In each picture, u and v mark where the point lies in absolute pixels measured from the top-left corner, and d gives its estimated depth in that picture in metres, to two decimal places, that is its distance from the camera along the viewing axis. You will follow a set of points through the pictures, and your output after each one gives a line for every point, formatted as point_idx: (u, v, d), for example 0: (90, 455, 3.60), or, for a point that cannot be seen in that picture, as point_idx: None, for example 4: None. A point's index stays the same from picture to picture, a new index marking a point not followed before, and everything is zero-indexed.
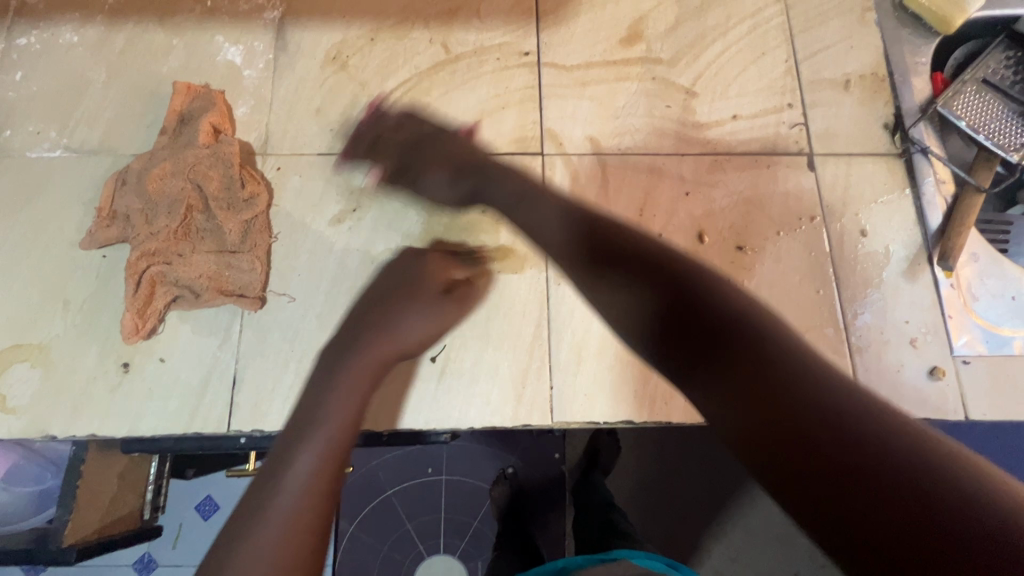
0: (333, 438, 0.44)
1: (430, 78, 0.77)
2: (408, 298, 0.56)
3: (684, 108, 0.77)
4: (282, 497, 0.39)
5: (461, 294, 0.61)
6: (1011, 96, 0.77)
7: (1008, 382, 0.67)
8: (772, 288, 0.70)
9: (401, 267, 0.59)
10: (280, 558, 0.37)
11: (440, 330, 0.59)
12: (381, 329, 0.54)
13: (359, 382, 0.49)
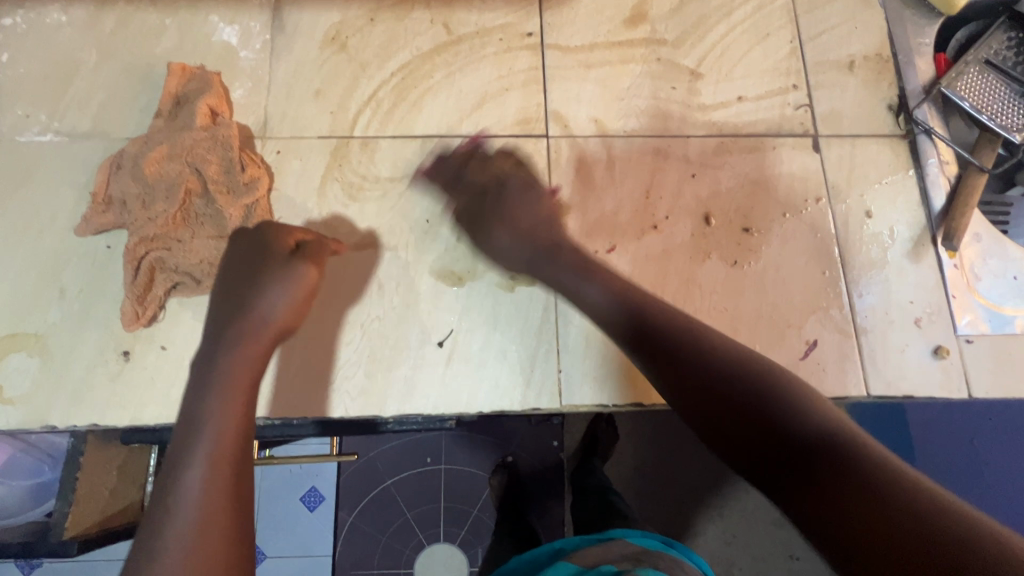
0: (225, 427, 0.47)
1: (432, 59, 0.75)
2: (254, 280, 0.58)
3: (689, 90, 0.76)
4: (183, 496, 0.42)
5: (312, 251, 0.63)
6: (1013, 77, 0.77)
7: (1010, 360, 0.68)
8: (778, 270, 0.70)
9: (242, 249, 0.61)
10: (196, 536, 0.41)
11: (308, 290, 0.61)
12: (242, 317, 0.56)
13: (239, 376, 0.52)
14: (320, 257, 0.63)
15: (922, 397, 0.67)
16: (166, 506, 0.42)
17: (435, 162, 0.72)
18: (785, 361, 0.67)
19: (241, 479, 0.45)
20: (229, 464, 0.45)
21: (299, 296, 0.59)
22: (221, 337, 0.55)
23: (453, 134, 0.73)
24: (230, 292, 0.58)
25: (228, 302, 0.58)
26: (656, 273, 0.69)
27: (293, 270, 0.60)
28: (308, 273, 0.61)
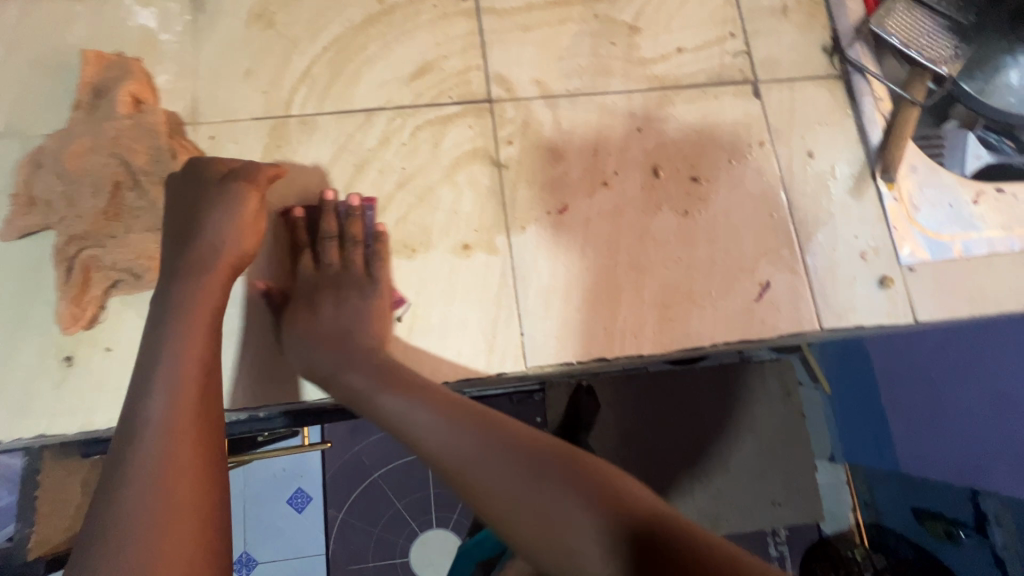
0: (175, 379, 0.49)
1: (366, 29, 0.73)
2: (199, 220, 0.58)
3: (629, 45, 0.76)
4: (144, 431, 0.46)
5: (245, 174, 0.61)
6: (938, 12, 0.80)
7: (951, 283, 0.71)
8: (728, 217, 0.71)
9: (178, 190, 0.60)
10: (162, 464, 0.44)
11: (253, 214, 0.60)
12: (193, 255, 0.57)
13: (195, 309, 0.54)
14: (255, 177, 0.60)
15: (871, 326, 0.69)
16: (130, 438, 0.46)
17: (377, 135, 0.70)
18: (741, 305, 0.68)
19: (203, 410, 0.49)
20: (188, 398, 0.49)
21: (244, 221, 0.59)
22: (174, 275, 0.55)
23: (394, 105, 0.71)
24: (179, 236, 0.58)
25: (178, 245, 0.58)
26: (610, 229, 0.69)
27: (232, 201, 0.59)
28: (247, 201, 0.59)
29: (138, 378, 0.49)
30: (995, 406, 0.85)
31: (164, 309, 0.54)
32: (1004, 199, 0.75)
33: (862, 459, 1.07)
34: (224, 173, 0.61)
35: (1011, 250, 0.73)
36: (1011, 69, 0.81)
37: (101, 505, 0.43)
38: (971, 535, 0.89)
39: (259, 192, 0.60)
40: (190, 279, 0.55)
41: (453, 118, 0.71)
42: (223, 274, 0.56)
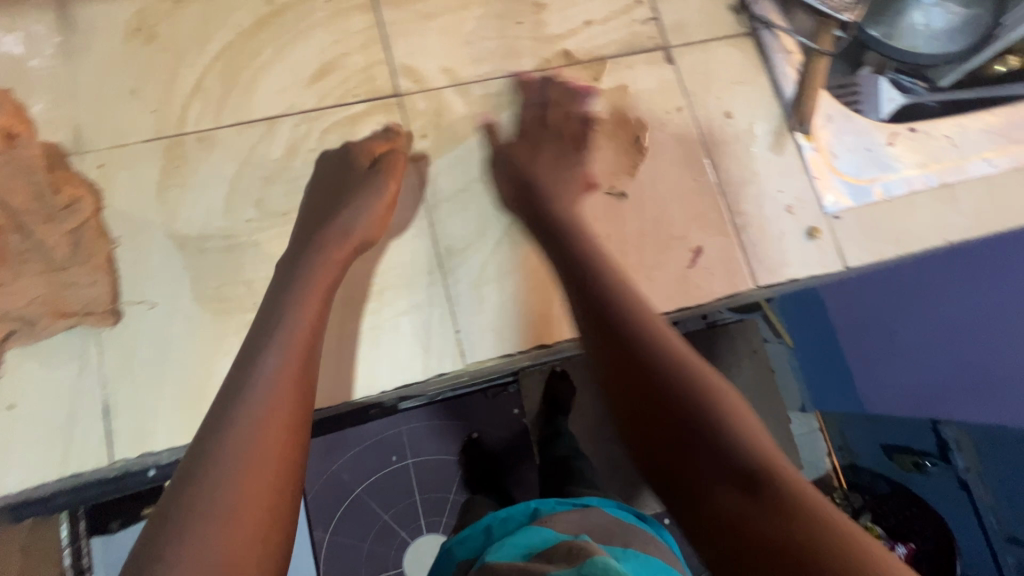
0: (295, 342, 0.48)
1: (257, 33, 0.69)
2: (337, 197, 0.62)
3: (535, 23, 0.74)
4: (260, 377, 0.45)
5: (389, 165, 0.64)
6: None
7: (876, 226, 0.72)
8: (653, 186, 0.71)
9: (328, 168, 0.65)
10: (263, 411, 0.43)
11: (385, 204, 0.63)
12: (329, 228, 0.60)
13: (314, 281, 0.55)
14: (396, 170, 0.64)
15: (803, 278, 0.70)
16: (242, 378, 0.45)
17: (283, 144, 0.66)
18: (675, 273, 0.68)
19: (306, 369, 0.48)
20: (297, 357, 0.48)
21: (376, 209, 0.62)
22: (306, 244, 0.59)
23: (297, 110, 0.68)
24: (316, 206, 0.63)
25: (313, 212, 0.62)
26: None
27: (371, 186, 0.62)
28: (384, 187, 0.63)
29: (258, 332, 0.49)
30: (947, 334, 0.89)
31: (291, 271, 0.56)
32: (917, 137, 0.77)
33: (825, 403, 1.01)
34: (369, 163, 0.65)
35: (929, 186, 0.75)
36: (914, 12, 0.85)
37: (208, 426, 0.42)
38: (937, 464, 0.90)
39: (395, 185, 0.63)
40: (321, 249, 0.58)
41: (362, 117, 0.68)
42: (345, 252, 0.59)
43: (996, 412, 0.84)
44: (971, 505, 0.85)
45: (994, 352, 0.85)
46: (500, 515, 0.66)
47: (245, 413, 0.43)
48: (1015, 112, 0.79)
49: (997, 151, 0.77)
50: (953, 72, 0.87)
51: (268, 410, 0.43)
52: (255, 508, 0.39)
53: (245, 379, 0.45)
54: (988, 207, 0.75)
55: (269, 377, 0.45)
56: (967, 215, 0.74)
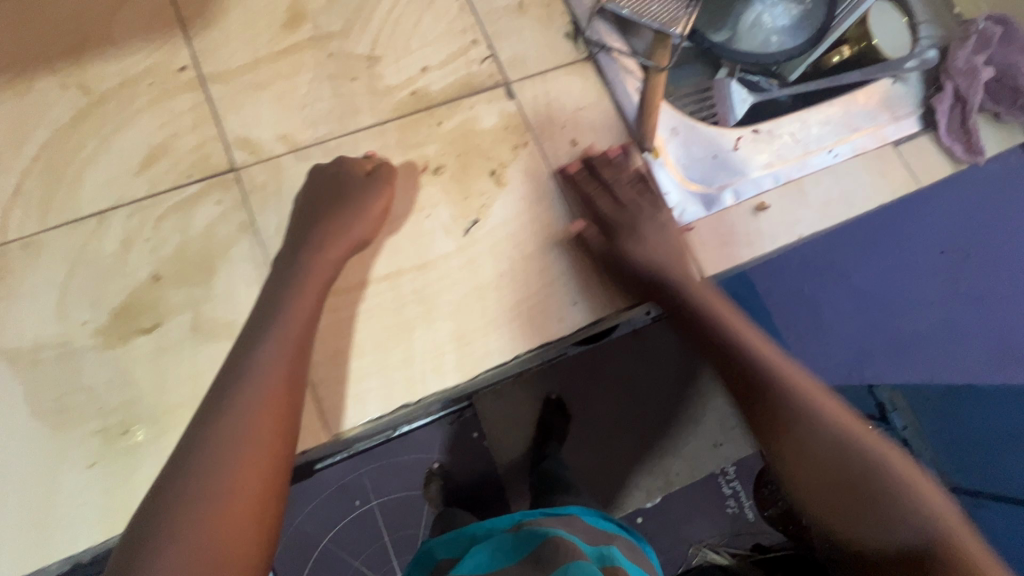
0: (287, 334, 0.56)
1: (78, 127, 0.67)
2: (333, 204, 0.65)
3: (371, 77, 0.74)
4: (255, 366, 0.53)
5: (386, 172, 0.68)
6: None
7: (728, 232, 0.74)
8: (506, 224, 0.71)
9: (327, 169, 0.67)
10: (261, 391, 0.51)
11: (381, 209, 0.66)
12: (325, 225, 0.64)
13: (312, 280, 0.61)
14: (391, 178, 0.68)
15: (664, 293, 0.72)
16: (237, 367, 0.53)
17: (115, 238, 0.64)
18: (536, 307, 0.69)
19: (299, 357, 0.55)
20: (290, 348, 0.55)
21: (371, 213, 0.65)
22: (303, 244, 0.63)
23: (128, 200, 0.66)
24: (311, 208, 0.65)
25: (308, 215, 0.65)
26: (389, 269, 0.67)
27: (366, 195, 0.66)
28: (378, 197, 0.66)
29: (251, 331, 0.56)
30: (859, 304, 0.87)
31: (287, 274, 0.61)
32: (761, 138, 0.79)
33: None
34: (363, 172, 0.67)
35: (777, 184, 0.77)
36: (760, 8, 0.88)
37: (214, 402, 0.51)
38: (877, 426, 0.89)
39: (390, 191, 0.67)
40: (318, 247, 0.62)
41: (197, 197, 0.67)
42: (337, 251, 0.63)
43: (919, 368, 0.86)
44: None
45: (909, 313, 0.87)
46: (483, 523, 0.62)
47: (243, 396, 0.51)
48: (849, 102, 0.83)
49: (838, 141, 0.80)
50: (801, 64, 0.90)
51: (260, 397, 0.51)
52: (244, 488, 0.46)
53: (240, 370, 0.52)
54: (835, 197, 0.78)
55: (263, 365, 0.53)
56: (816, 208, 0.77)
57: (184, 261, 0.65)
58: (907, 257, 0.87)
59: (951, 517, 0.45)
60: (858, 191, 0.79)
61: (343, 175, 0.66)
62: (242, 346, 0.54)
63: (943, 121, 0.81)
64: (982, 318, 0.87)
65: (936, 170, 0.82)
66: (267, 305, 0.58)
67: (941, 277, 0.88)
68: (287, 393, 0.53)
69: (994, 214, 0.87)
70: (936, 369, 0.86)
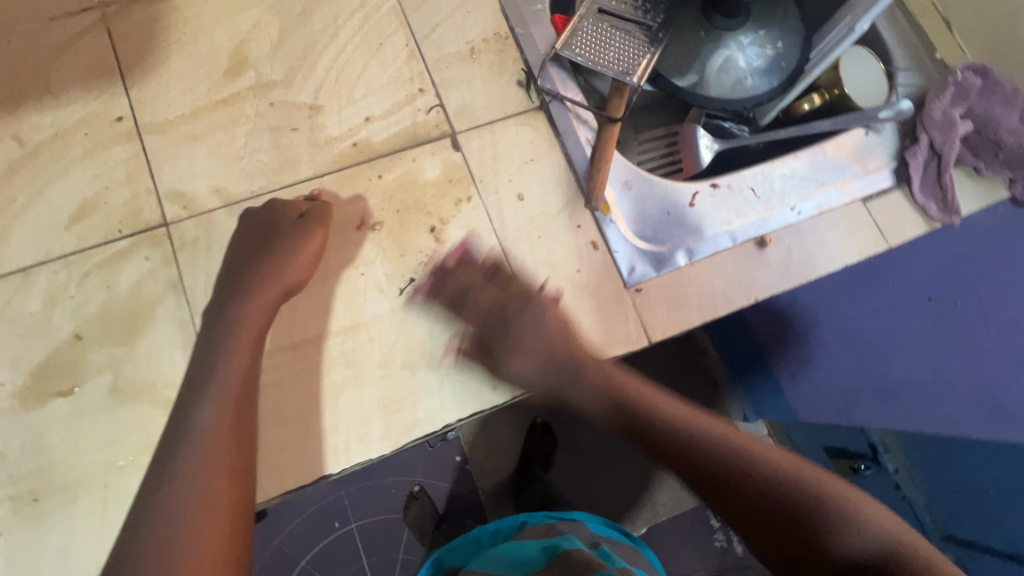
0: (225, 391, 0.56)
1: (9, 179, 0.66)
2: (264, 249, 0.64)
3: (312, 127, 0.72)
4: (196, 429, 0.53)
5: (319, 212, 0.67)
6: (624, 17, 0.78)
7: (681, 294, 0.71)
8: (443, 284, 0.69)
9: (261, 214, 0.67)
10: (203, 454, 0.52)
11: (313, 251, 0.65)
12: (257, 271, 0.64)
13: (243, 326, 0.61)
14: (325, 218, 0.67)
15: (606, 359, 0.69)
16: (184, 426, 0.54)
17: (40, 296, 0.63)
18: (471, 372, 0.67)
19: (243, 408, 0.56)
20: (232, 401, 0.55)
21: (302, 255, 0.65)
22: (235, 292, 0.63)
23: (56, 256, 0.65)
24: (244, 255, 0.65)
25: (241, 262, 0.65)
26: (318, 331, 0.66)
27: (299, 238, 0.65)
28: (311, 240, 0.65)
29: (190, 389, 0.57)
30: (844, 340, 0.90)
31: (218, 323, 0.61)
32: (719, 193, 0.75)
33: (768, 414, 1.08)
34: (296, 216, 0.66)
35: (734, 243, 0.73)
36: (732, 48, 0.84)
37: (163, 467, 0.52)
38: (873, 466, 0.95)
39: (322, 232, 0.66)
40: (247, 295, 0.62)
41: (125, 254, 0.65)
42: (268, 296, 0.63)
43: (906, 420, 0.85)
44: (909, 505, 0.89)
45: (887, 361, 0.88)
46: (488, 528, 0.74)
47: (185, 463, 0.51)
48: (817, 153, 0.78)
49: (803, 196, 0.76)
50: (772, 109, 0.88)
51: (206, 457, 0.52)
52: (205, 553, 0.47)
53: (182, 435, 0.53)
54: (796, 257, 0.74)
55: (206, 424, 0.54)
56: (776, 269, 0.73)
57: (109, 321, 0.63)
58: (897, 303, 0.87)
59: (889, 524, 0.48)
60: (822, 250, 0.75)
61: (272, 225, 0.66)
62: (186, 406, 0.55)
63: (916, 176, 0.77)
64: (984, 377, 0.79)
65: (909, 228, 0.77)
66: (201, 360, 0.58)
67: (927, 325, 0.84)
68: (237, 448, 0.54)
69: (999, 254, 0.81)
70: (919, 422, 0.83)
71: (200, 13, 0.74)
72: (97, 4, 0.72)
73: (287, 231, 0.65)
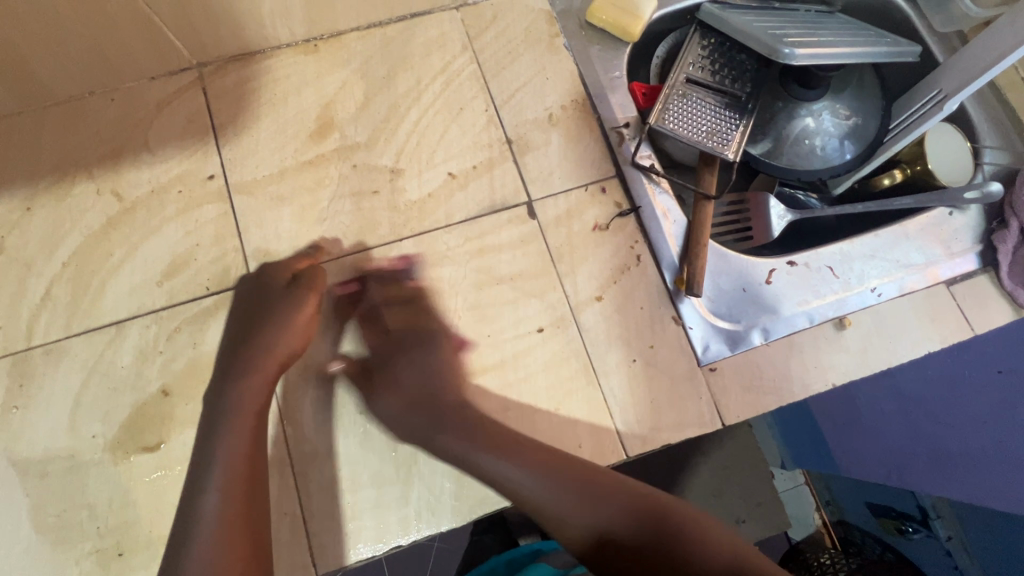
0: (228, 477, 0.56)
1: (107, 233, 0.69)
2: (259, 320, 0.64)
3: (391, 190, 0.73)
4: (202, 526, 0.54)
5: (309, 275, 0.66)
6: (715, 87, 0.81)
7: (755, 374, 0.70)
8: (516, 355, 0.69)
9: (250, 286, 0.67)
10: (214, 555, 0.53)
11: (307, 315, 0.64)
12: (253, 345, 0.63)
13: (243, 408, 0.60)
14: (315, 280, 0.66)
15: (677, 441, 0.68)
16: (196, 518, 0.55)
17: (131, 350, 0.66)
18: None
19: (252, 494, 0.57)
20: (238, 489, 0.56)
21: (299, 320, 0.64)
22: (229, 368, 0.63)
23: (147, 310, 0.67)
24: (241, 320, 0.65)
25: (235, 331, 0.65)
26: (393, 397, 0.66)
27: (290, 306, 0.64)
28: (303, 304, 0.64)
29: (197, 476, 0.57)
30: (900, 404, 0.96)
31: (219, 407, 0.60)
32: (796, 272, 0.74)
33: (807, 463, 1.15)
34: (287, 280, 0.66)
35: (811, 324, 0.72)
36: (806, 117, 0.83)
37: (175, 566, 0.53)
38: (920, 530, 1.05)
39: (315, 296, 0.65)
40: (243, 373, 0.61)
41: (211, 311, 0.67)
42: (268, 371, 0.62)
43: (960, 487, 0.91)
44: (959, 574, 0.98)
45: (948, 430, 0.92)
46: (504, 558, 0.85)
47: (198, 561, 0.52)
48: (897, 235, 0.76)
49: (884, 277, 0.74)
50: (846, 181, 0.86)
51: (215, 553, 0.53)
52: None
53: (190, 534, 0.54)
54: (875, 342, 0.72)
55: (209, 523, 0.54)
56: (854, 353, 0.72)
57: (193, 378, 0.65)
58: (962, 375, 0.90)
59: None
60: (903, 335, 0.73)
61: (255, 300, 0.66)
62: (194, 491, 0.56)
63: (1005, 262, 0.74)
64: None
65: (995, 316, 0.75)
66: (223, 442, 0.58)
67: (994, 396, 0.88)
68: (247, 541, 0.54)
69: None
70: (979, 494, 0.89)
71: (290, 74, 0.76)
72: (194, 65, 0.75)
73: (269, 300, 0.64)
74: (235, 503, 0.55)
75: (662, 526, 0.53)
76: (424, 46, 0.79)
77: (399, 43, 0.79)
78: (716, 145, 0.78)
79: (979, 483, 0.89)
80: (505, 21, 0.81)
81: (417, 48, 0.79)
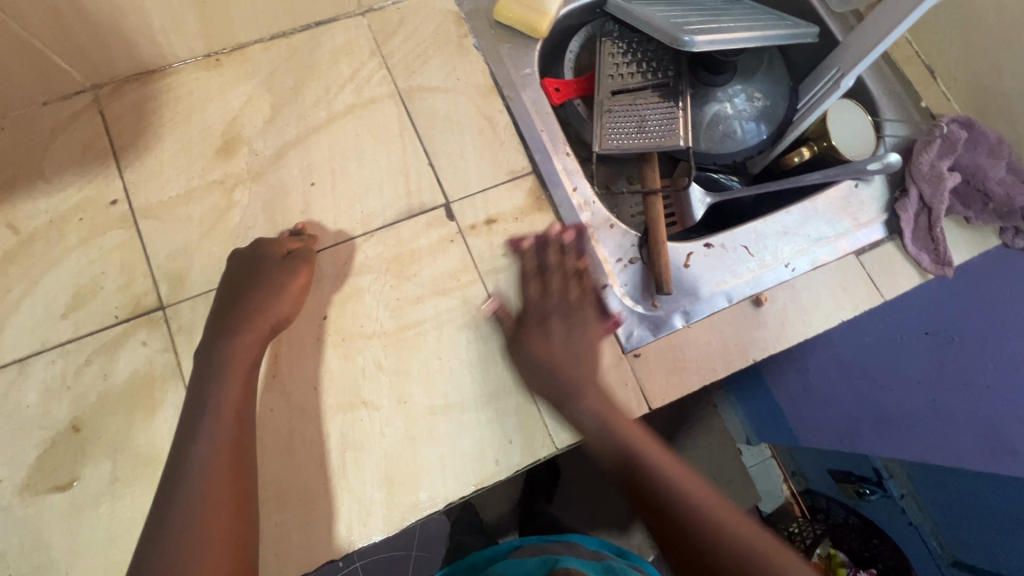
0: (220, 430, 0.57)
1: (5, 268, 0.66)
2: (251, 288, 0.65)
3: (305, 203, 0.72)
4: (193, 475, 0.55)
5: (307, 254, 0.68)
6: (642, 81, 0.83)
7: (680, 356, 0.71)
8: (442, 354, 0.68)
9: (246, 252, 0.67)
10: (203, 499, 0.54)
11: (299, 289, 0.66)
12: (244, 311, 0.64)
13: (234, 369, 0.61)
14: (310, 257, 0.68)
15: (606, 429, 0.69)
16: (180, 472, 0.56)
17: (37, 387, 0.63)
18: (473, 448, 0.66)
19: (240, 450, 0.58)
20: (227, 444, 0.57)
21: (292, 293, 0.66)
22: (560, 398, 0.66)
23: (52, 345, 0.65)
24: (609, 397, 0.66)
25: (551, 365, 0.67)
26: (317, 410, 0.65)
27: (286, 275, 0.65)
28: (298, 277, 0.66)
29: (187, 431, 0.58)
30: (845, 372, 1.01)
31: (209, 365, 0.61)
32: (713, 253, 0.75)
33: (771, 437, 1.18)
34: (283, 253, 0.67)
35: (729, 303, 0.74)
36: (719, 101, 0.85)
37: (164, 507, 0.54)
38: (877, 491, 1.03)
39: (309, 270, 0.67)
40: (237, 335, 0.63)
41: (121, 340, 0.65)
42: (260, 336, 0.64)
43: (902, 447, 0.90)
44: (917, 529, 0.98)
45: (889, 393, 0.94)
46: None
47: (188, 505, 0.54)
48: (808, 208, 0.79)
49: (796, 252, 0.77)
50: (762, 162, 0.89)
51: (205, 497, 0.54)
52: None
53: (179, 484, 0.55)
54: (791, 316, 0.75)
55: (200, 472, 0.55)
56: (772, 328, 0.74)
57: (107, 411, 0.63)
58: (893, 339, 0.93)
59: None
60: (817, 308, 0.76)
61: (250, 268, 0.66)
62: (181, 448, 0.57)
63: (908, 230, 0.78)
64: (983, 410, 0.81)
65: (903, 281, 0.78)
66: (195, 413, 0.59)
67: (926, 359, 0.89)
68: (233, 488, 0.56)
69: (996, 293, 0.82)
70: (915, 451, 0.88)
71: (193, 90, 0.74)
72: (89, 87, 0.72)
73: (263, 271, 0.65)
74: (224, 455, 0.56)
75: (671, 488, 0.60)
76: (331, 54, 0.78)
77: (306, 53, 0.78)
78: (664, 137, 0.79)
79: (915, 438, 0.89)
80: (412, 24, 0.81)
81: (324, 57, 0.78)
